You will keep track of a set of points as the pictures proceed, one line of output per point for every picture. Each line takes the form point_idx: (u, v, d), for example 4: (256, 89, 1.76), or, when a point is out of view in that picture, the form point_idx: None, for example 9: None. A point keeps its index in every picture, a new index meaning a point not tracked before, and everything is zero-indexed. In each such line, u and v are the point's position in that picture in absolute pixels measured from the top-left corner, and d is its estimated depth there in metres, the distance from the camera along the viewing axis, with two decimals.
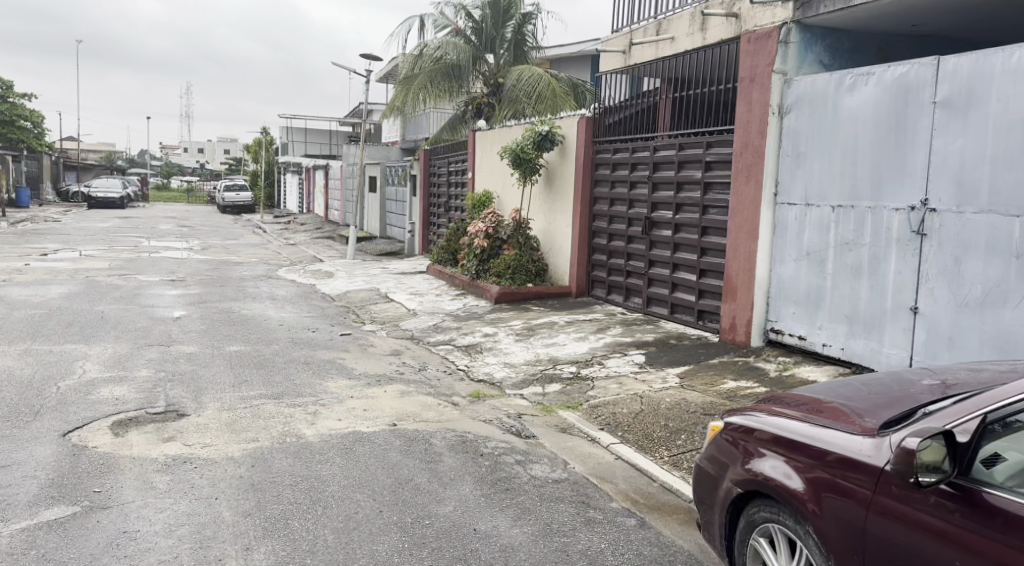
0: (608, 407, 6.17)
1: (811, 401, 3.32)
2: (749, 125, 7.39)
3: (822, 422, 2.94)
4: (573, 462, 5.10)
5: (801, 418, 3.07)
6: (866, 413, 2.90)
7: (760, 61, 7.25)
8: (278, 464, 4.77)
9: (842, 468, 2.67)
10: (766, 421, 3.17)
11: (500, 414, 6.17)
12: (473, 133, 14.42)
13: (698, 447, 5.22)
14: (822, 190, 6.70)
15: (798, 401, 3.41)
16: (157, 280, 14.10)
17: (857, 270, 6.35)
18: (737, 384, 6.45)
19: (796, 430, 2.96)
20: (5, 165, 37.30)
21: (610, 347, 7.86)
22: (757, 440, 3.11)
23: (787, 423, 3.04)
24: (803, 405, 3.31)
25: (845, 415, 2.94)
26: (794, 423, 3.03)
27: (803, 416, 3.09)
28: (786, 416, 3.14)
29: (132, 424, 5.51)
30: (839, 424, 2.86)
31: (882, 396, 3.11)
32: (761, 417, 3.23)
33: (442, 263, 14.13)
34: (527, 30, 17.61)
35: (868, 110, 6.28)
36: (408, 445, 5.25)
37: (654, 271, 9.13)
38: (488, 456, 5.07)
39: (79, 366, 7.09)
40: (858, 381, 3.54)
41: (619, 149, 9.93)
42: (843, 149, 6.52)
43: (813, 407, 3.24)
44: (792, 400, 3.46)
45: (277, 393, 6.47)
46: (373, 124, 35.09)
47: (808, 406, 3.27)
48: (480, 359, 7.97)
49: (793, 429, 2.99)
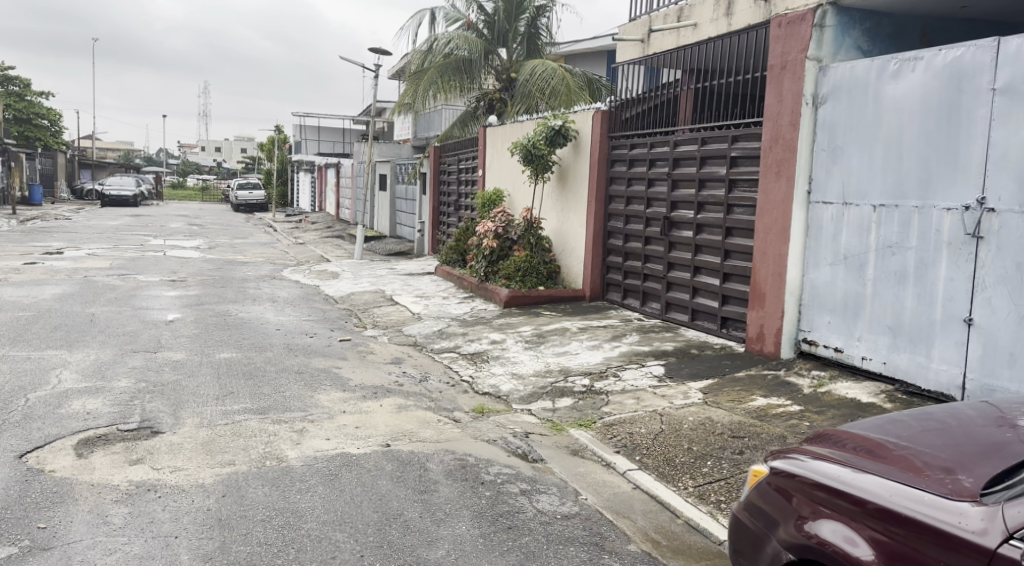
0: (624, 426, 5.59)
1: (861, 441, 2.84)
2: (779, 118, 6.79)
3: (886, 475, 2.46)
4: (585, 492, 4.54)
5: (844, 461, 2.64)
6: (943, 468, 2.42)
7: (792, 47, 6.64)
8: (252, 495, 4.25)
9: (884, 521, 2.30)
10: (804, 463, 2.73)
11: (505, 433, 5.61)
12: (483, 129, 13.88)
13: (727, 477, 4.62)
14: (862, 188, 6.09)
15: (847, 441, 2.91)
16: (157, 280, 13.65)
17: (901, 277, 5.74)
18: (766, 401, 5.85)
19: (833, 474, 2.56)
20: (18, 163, 37.25)
21: (626, 357, 7.26)
22: (805, 492, 2.61)
23: (822, 466, 2.65)
24: (852, 445, 2.83)
25: (917, 468, 2.45)
26: (832, 465, 2.63)
27: (845, 457, 2.67)
28: (823, 456, 2.73)
29: (98, 444, 4.99)
30: (911, 481, 2.38)
31: (950, 442, 2.64)
32: (797, 457, 2.79)
33: (451, 264, 13.61)
34: (541, 23, 17.05)
35: (916, 99, 5.66)
36: (400, 471, 4.69)
37: (674, 274, 8.55)
38: (490, 485, 4.50)
39: (55, 374, 6.60)
40: (917, 417, 2.99)
41: (636, 144, 9.35)
42: (886, 142, 5.90)
43: (865, 449, 2.75)
44: (839, 439, 2.96)
45: (262, 407, 5.94)
46: (386, 122, 34.64)
47: (856, 447, 2.81)
48: (486, 369, 7.41)
49: (831, 474, 2.58)
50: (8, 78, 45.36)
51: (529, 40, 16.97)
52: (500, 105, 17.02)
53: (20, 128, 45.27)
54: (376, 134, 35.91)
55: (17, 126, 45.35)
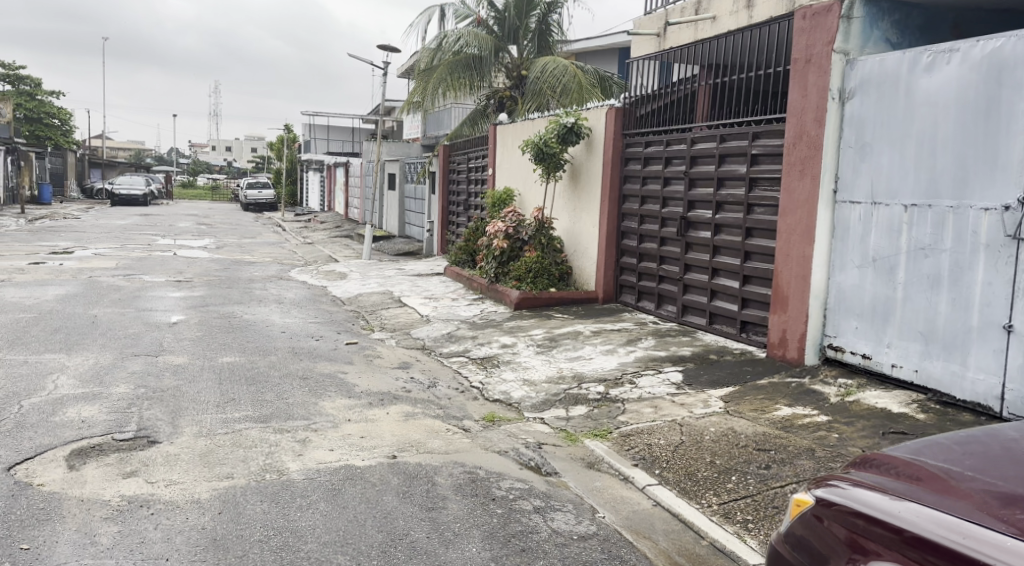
0: (643, 436, 5.32)
1: (908, 466, 2.63)
2: (803, 113, 6.51)
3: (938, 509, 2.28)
4: (603, 509, 4.28)
5: (879, 486, 2.52)
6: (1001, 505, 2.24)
7: (817, 40, 6.36)
8: (250, 512, 4.00)
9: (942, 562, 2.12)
10: (840, 487, 2.58)
11: (517, 443, 5.35)
12: (493, 127, 13.64)
13: (753, 494, 4.36)
14: (892, 187, 5.80)
15: (884, 460, 2.74)
16: (162, 280, 13.46)
17: (935, 280, 5.44)
18: (792, 411, 5.57)
19: (870, 500, 2.43)
20: (28, 161, 37.29)
21: (642, 363, 6.98)
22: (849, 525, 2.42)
23: (867, 498, 2.45)
24: (890, 467, 2.67)
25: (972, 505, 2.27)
26: (872, 493, 2.47)
27: (883, 482, 2.55)
28: (857, 480, 2.61)
29: (91, 455, 4.77)
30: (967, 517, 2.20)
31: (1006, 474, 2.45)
32: (832, 480, 2.66)
33: (460, 265, 13.37)
34: (552, 20, 16.80)
35: (951, 93, 5.37)
36: (407, 486, 4.44)
37: (691, 276, 8.26)
38: (502, 502, 4.24)
39: (51, 380, 6.39)
40: (967, 441, 2.78)
41: (651, 142, 9.10)
42: (919, 139, 5.61)
43: (907, 473, 2.58)
44: (875, 458, 2.80)
45: (264, 416, 5.70)
46: (395, 121, 34.45)
47: (905, 474, 2.59)
48: (497, 375, 7.15)
49: (871, 502, 2.43)
50: (20, 78, 45.51)
51: (539, 37, 16.73)
52: (511, 103, 16.77)
53: (31, 128, 45.44)
54: (385, 133, 35.76)
55: (28, 126, 45.54)
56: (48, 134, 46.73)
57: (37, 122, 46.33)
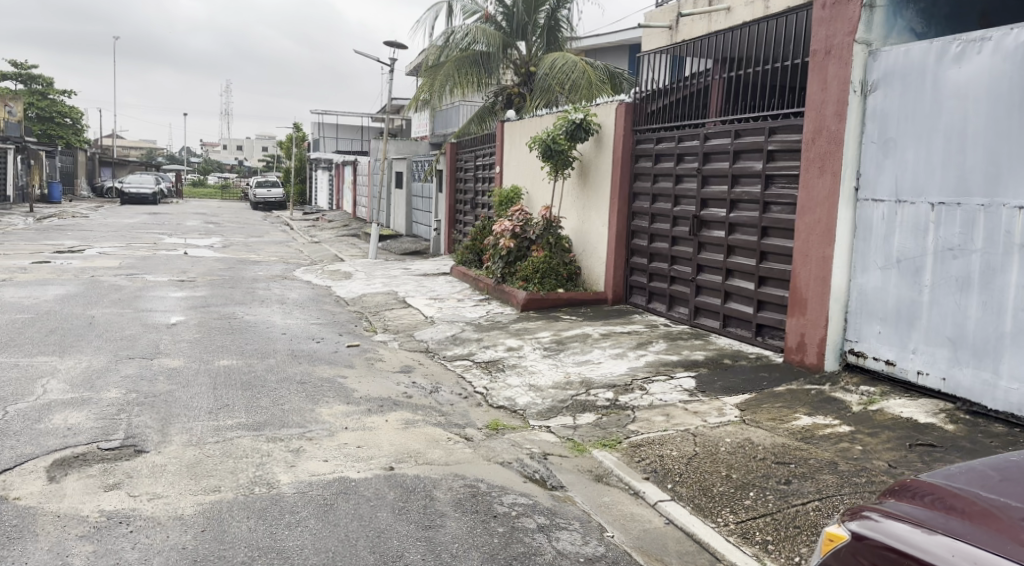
0: (654, 447, 5.05)
1: (950, 497, 2.35)
2: (823, 107, 6.22)
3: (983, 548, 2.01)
4: (612, 528, 4.01)
5: (916, 518, 2.26)
6: None
7: (837, 30, 6.08)
8: (236, 530, 3.76)
9: None
10: (873, 520, 2.31)
11: (521, 454, 5.08)
12: (501, 124, 13.37)
13: (773, 511, 4.08)
14: (918, 184, 5.50)
15: (923, 488, 2.47)
16: (165, 280, 13.26)
17: (964, 283, 5.14)
18: (812, 420, 5.29)
19: (905, 536, 2.16)
20: (38, 160, 37.29)
21: (653, 368, 6.70)
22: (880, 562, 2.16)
23: (904, 532, 2.19)
24: (930, 497, 2.40)
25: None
26: (908, 526, 2.21)
27: (922, 515, 2.27)
28: (893, 512, 2.34)
29: (74, 465, 4.54)
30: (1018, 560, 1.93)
31: None
32: (864, 511, 2.39)
33: (466, 264, 13.12)
34: (561, 15, 16.50)
35: (981, 84, 5.07)
36: (403, 501, 4.19)
37: (703, 277, 7.98)
38: (503, 519, 3.98)
39: (40, 384, 6.17)
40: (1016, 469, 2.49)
41: (663, 138, 8.82)
42: (947, 133, 5.30)
43: (947, 502, 2.32)
44: (912, 486, 2.53)
45: (257, 423, 5.46)
46: (403, 119, 34.25)
47: (946, 504, 2.32)
48: (502, 379, 6.88)
49: (905, 537, 2.17)
50: (32, 77, 45.65)
51: (549, 33, 16.38)
52: (519, 99, 16.51)
53: (42, 127, 45.60)
54: (394, 131, 35.60)
55: (39, 126, 45.69)
56: (60, 133, 46.88)
57: (49, 121, 46.49)
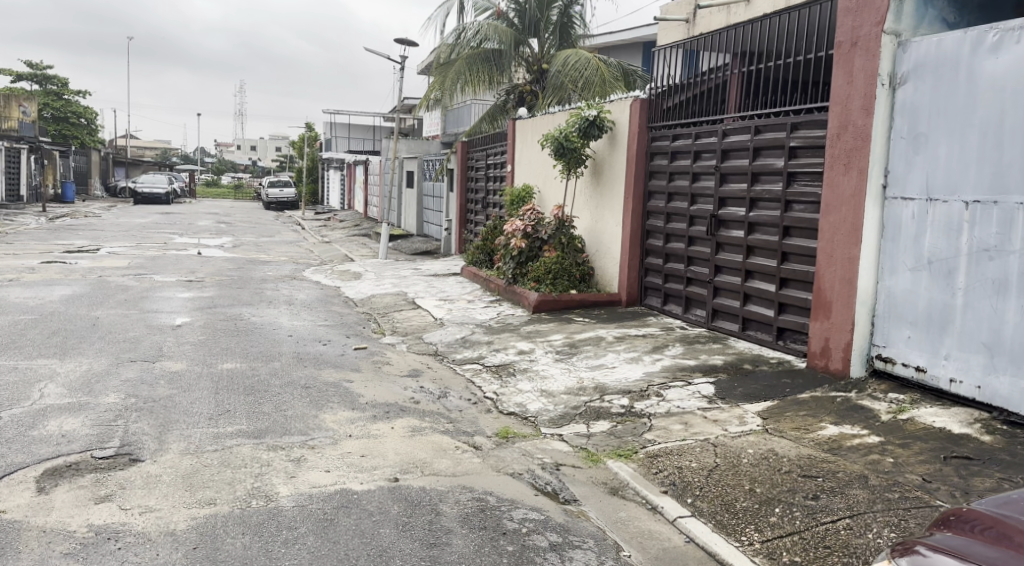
0: (672, 457, 4.80)
1: (1011, 529, 2.10)
2: (849, 101, 5.96)
3: None
4: (629, 547, 3.77)
5: (971, 555, 2.01)
6: None
7: (864, 20, 5.82)
8: (229, 547, 3.55)
9: None
10: (923, 559, 2.06)
11: (532, 464, 4.85)
12: (512, 122, 13.14)
13: (801, 530, 3.82)
14: (952, 181, 5.22)
15: (977, 518, 2.23)
16: (173, 281, 13.12)
17: (1001, 286, 4.86)
18: (839, 430, 5.03)
19: None
20: (52, 160, 37.49)
21: (670, 373, 6.45)
22: None
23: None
24: (986, 529, 2.15)
25: None
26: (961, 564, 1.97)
27: (978, 551, 2.03)
28: (945, 547, 2.10)
29: (65, 475, 4.34)
30: None
31: None
32: (914, 546, 2.14)
33: (477, 265, 12.90)
34: (574, 12, 16.27)
35: (1020, 75, 4.78)
36: (407, 516, 3.96)
37: (721, 278, 7.72)
38: (513, 537, 3.75)
39: (37, 388, 5.99)
40: None
41: (679, 135, 8.55)
42: (983, 128, 5.02)
43: (1005, 534, 2.08)
44: (964, 515, 2.29)
45: (258, 430, 5.25)
46: (415, 118, 34.11)
47: (1006, 539, 2.06)
48: (512, 385, 6.64)
49: None
50: (47, 78, 45.97)
51: (561, 30, 16.13)
52: (531, 97, 16.23)
53: (58, 128, 45.93)
54: (406, 131, 35.49)
55: (54, 126, 45.98)
56: (74, 134, 47.17)
57: (64, 121, 46.81)
